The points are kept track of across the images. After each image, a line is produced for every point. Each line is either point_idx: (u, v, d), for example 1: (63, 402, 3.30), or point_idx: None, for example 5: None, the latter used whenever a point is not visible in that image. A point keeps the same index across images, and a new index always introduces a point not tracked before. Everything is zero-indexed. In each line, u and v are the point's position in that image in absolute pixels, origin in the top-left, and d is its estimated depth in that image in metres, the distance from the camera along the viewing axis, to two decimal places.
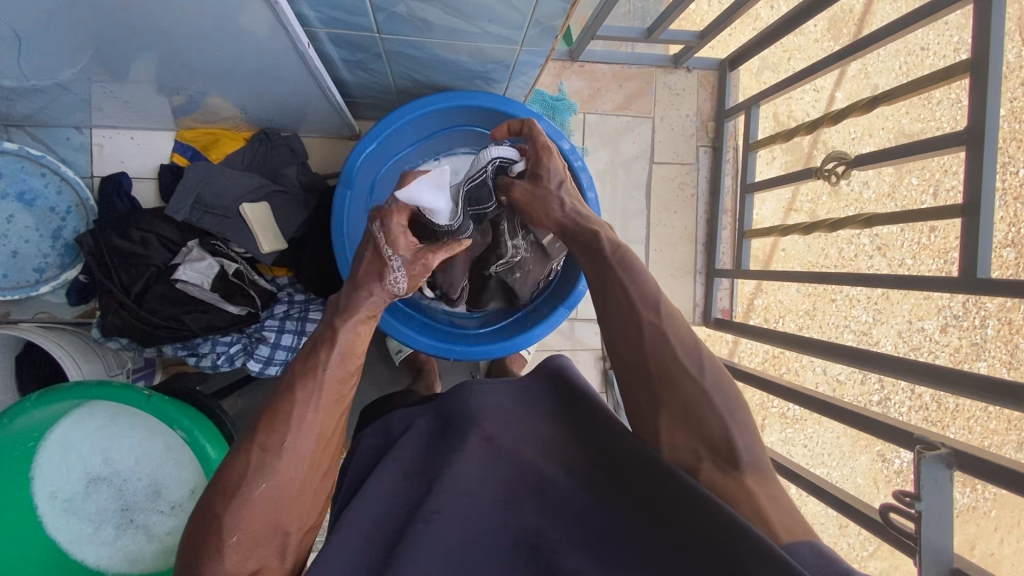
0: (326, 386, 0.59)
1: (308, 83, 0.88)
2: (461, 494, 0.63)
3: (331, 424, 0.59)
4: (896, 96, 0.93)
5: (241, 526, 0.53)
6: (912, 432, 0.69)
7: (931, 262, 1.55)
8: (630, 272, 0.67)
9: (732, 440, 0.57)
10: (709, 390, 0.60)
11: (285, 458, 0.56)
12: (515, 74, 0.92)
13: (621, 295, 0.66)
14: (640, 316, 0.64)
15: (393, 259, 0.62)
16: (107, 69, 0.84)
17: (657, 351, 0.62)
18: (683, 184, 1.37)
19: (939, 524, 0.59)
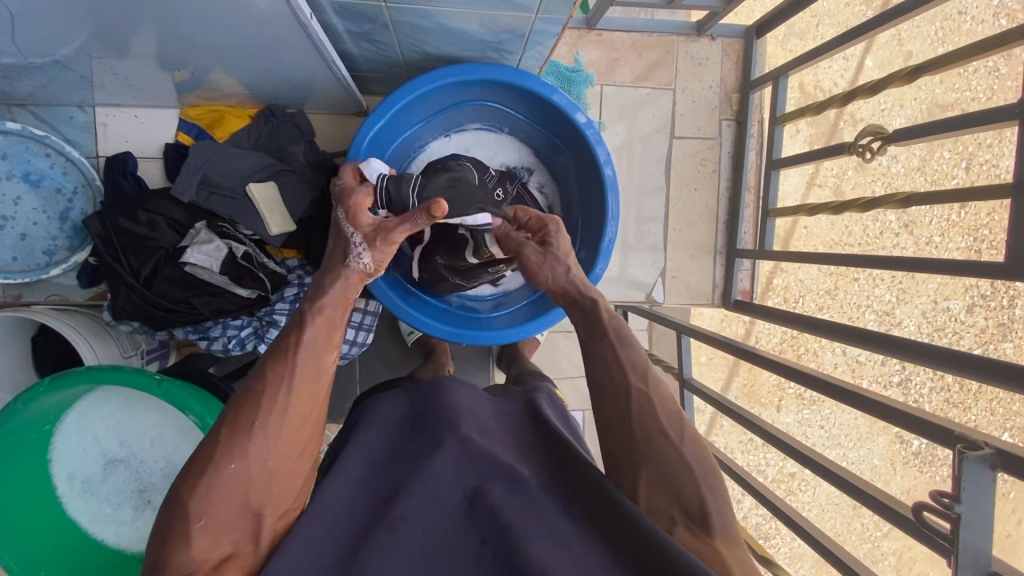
0: (298, 372, 0.60)
1: (312, 57, 0.84)
2: (431, 499, 0.59)
3: (304, 409, 0.60)
4: (940, 66, 0.85)
5: (209, 510, 0.53)
6: (943, 424, 0.64)
7: (960, 240, 1.49)
8: (625, 342, 0.67)
9: (707, 509, 0.57)
10: (690, 461, 0.60)
11: (255, 439, 0.56)
12: (529, 44, 0.87)
13: (611, 358, 0.66)
14: (628, 382, 0.64)
15: (353, 236, 0.71)
16: (106, 45, 0.81)
17: (642, 416, 0.62)
18: (705, 160, 1.31)
19: (978, 525, 0.56)
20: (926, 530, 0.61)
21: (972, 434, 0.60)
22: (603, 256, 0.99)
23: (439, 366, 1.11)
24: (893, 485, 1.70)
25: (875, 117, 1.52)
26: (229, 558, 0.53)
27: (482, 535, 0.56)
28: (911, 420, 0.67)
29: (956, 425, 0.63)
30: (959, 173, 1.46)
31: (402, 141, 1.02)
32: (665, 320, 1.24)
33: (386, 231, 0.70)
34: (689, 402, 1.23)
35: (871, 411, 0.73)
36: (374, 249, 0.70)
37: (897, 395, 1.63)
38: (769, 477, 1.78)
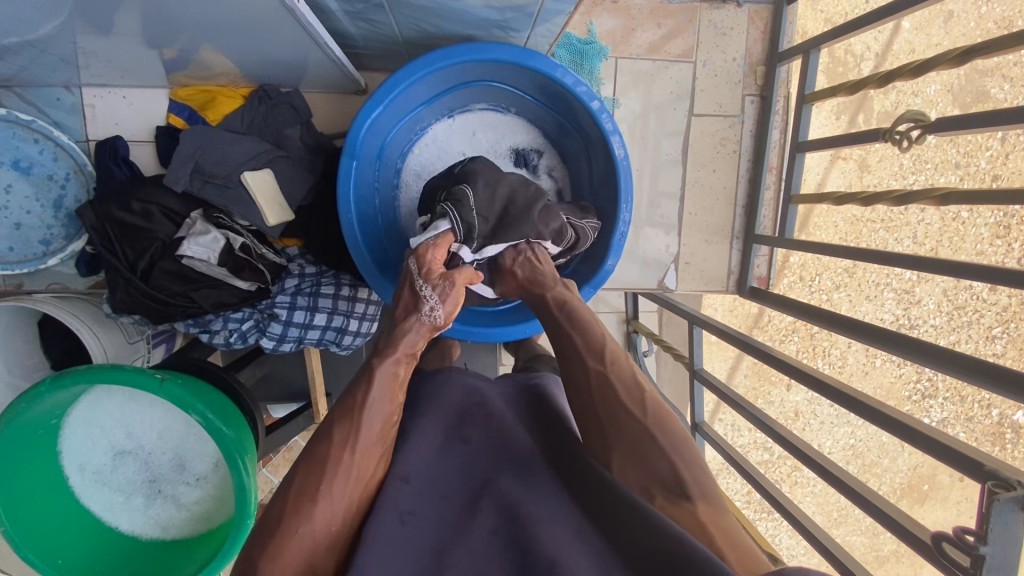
0: (362, 436, 0.60)
1: (303, 37, 0.79)
2: (437, 497, 0.61)
3: (368, 468, 0.60)
4: (996, 50, 0.76)
5: (275, 566, 0.52)
6: (977, 457, 0.62)
7: (988, 215, 1.40)
8: (578, 325, 0.73)
9: (681, 475, 0.57)
10: (655, 431, 0.61)
11: (320, 505, 0.55)
12: (539, 22, 0.81)
13: (572, 346, 0.70)
14: (586, 365, 0.68)
15: (426, 291, 0.67)
16: (87, 25, 0.76)
17: (603, 398, 0.65)
18: (725, 139, 1.24)
19: (998, 563, 0.58)
20: (944, 560, 0.62)
21: (1005, 470, 0.58)
22: (614, 251, 0.94)
23: (445, 352, 1.12)
24: (900, 464, 1.69)
25: (909, 85, 1.42)
26: None
27: (490, 527, 0.55)
28: (941, 450, 0.65)
29: (987, 457, 0.61)
30: (994, 144, 1.37)
31: (405, 124, 0.97)
32: (679, 308, 1.24)
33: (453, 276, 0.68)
34: (698, 394, 1.22)
35: (890, 429, 0.73)
36: (446, 306, 0.67)
37: (911, 373, 1.59)
38: (776, 453, 1.79)
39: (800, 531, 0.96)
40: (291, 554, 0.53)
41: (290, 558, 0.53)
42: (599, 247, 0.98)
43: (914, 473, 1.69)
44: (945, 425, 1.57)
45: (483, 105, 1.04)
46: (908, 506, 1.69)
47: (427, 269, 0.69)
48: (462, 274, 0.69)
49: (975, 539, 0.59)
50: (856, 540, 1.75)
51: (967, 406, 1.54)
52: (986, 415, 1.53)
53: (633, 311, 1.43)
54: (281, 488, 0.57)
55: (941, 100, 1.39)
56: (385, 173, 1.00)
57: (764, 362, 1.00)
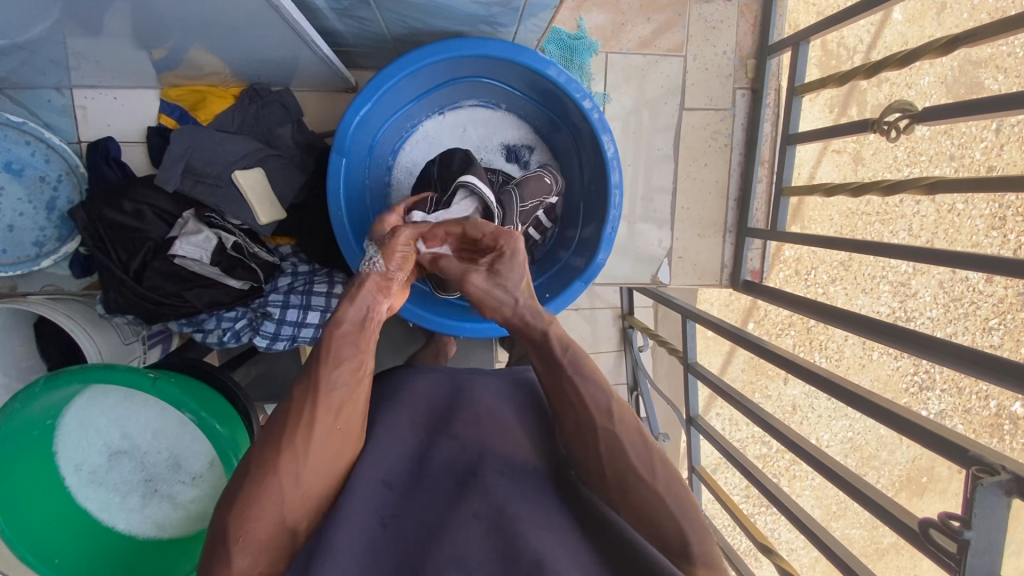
0: (322, 386, 0.57)
1: (291, 36, 0.79)
2: (421, 491, 0.61)
3: (333, 420, 0.57)
4: (983, 39, 0.76)
5: (245, 527, 0.52)
6: (965, 446, 0.62)
7: (984, 207, 1.40)
8: (586, 376, 0.60)
9: (687, 539, 0.55)
10: (665, 497, 0.56)
11: (284, 457, 0.54)
12: (525, 17, 0.81)
13: (574, 403, 0.59)
14: (593, 424, 0.58)
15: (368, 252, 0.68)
16: (77, 26, 0.76)
17: (612, 460, 0.57)
18: (716, 133, 1.24)
19: (984, 549, 0.58)
20: (933, 547, 0.63)
21: (990, 457, 0.59)
22: (606, 244, 0.94)
23: (441, 349, 1.11)
24: (898, 457, 1.69)
25: (902, 77, 1.42)
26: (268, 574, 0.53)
27: (476, 510, 0.56)
28: (929, 437, 0.66)
29: (973, 444, 0.62)
30: (989, 135, 1.35)
31: (395, 122, 0.98)
32: (672, 303, 1.24)
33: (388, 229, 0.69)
34: (693, 388, 1.22)
35: (882, 420, 0.73)
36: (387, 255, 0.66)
37: (908, 366, 1.58)
38: (774, 448, 1.79)
39: (796, 523, 0.96)
40: (260, 511, 0.52)
41: (255, 512, 0.52)
42: (591, 239, 0.98)
43: (912, 465, 1.69)
44: (942, 417, 1.57)
45: (473, 102, 1.04)
46: (907, 499, 1.70)
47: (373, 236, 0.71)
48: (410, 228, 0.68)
49: (961, 524, 0.59)
50: (855, 533, 1.76)
51: (964, 398, 1.54)
52: (984, 406, 1.53)
53: (628, 306, 1.44)
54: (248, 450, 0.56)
55: (933, 92, 1.38)
56: (376, 170, 1.00)
57: (757, 356, 1.00)
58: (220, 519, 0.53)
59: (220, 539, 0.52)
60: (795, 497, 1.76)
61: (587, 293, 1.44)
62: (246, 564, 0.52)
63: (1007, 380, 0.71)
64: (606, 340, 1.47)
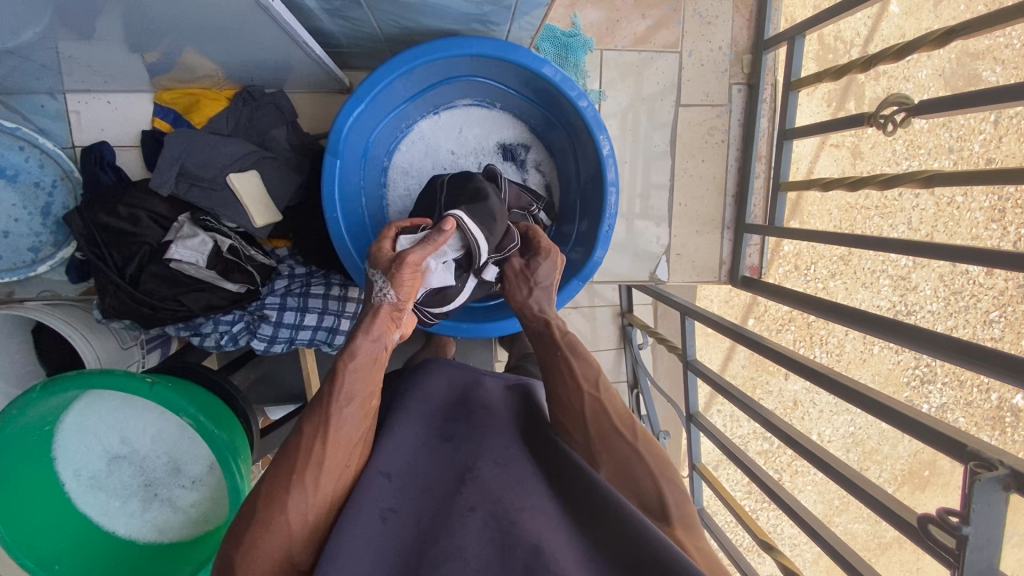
0: (332, 424, 0.59)
1: (282, 37, 0.79)
2: (417, 490, 0.60)
3: (341, 457, 0.59)
4: (981, 30, 0.76)
5: (253, 559, 0.52)
6: (964, 442, 0.62)
7: (983, 199, 1.36)
8: (576, 352, 0.72)
9: (665, 499, 0.57)
10: (644, 456, 0.61)
11: (292, 496, 0.55)
12: (517, 15, 0.80)
13: (566, 371, 0.70)
14: (582, 392, 0.67)
15: (377, 276, 0.66)
16: (68, 31, 0.76)
17: (597, 416, 0.65)
18: (713, 129, 1.23)
19: (983, 545, 0.58)
20: (932, 544, 0.63)
21: (988, 452, 0.59)
22: (602, 243, 0.94)
23: (438, 349, 1.11)
24: (900, 451, 1.68)
25: (900, 69, 1.41)
26: None
27: (470, 504, 0.56)
28: (926, 431, 0.66)
29: (971, 439, 0.62)
30: (987, 127, 1.31)
31: (390, 122, 0.97)
32: (671, 300, 1.24)
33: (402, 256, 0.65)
34: (692, 385, 1.22)
35: (881, 416, 0.73)
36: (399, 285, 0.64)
37: (910, 359, 1.57)
38: (775, 443, 1.80)
39: (797, 519, 0.95)
40: (263, 550, 0.53)
41: (262, 547, 0.53)
42: (588, 235, 0.98)
43: (914, 459, 1.67)
44: (944, 410, 1.52)
45: (467, 101, 1.03)
46: (909, 493, 1.67)
47: (379, 254, 0.68)
48: (416, 253, 0.65)
49: (959, 519, 0.59)
50: (858, 527, 1.73)
51: (966, 391, 1.49)
52: (986, 400, 1.49)
53: (627, 304, 1.44)
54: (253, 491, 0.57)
55: (931, 85, 1.36)
56: (372, 172, 1.00)
57: (756, 352, 1.00)
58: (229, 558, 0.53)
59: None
60: (796, 492, 1.77)
61: (586, 291, 1.44)
62: None
63: (1000, 370, 0.71)
64: (606, 338, 1.47)
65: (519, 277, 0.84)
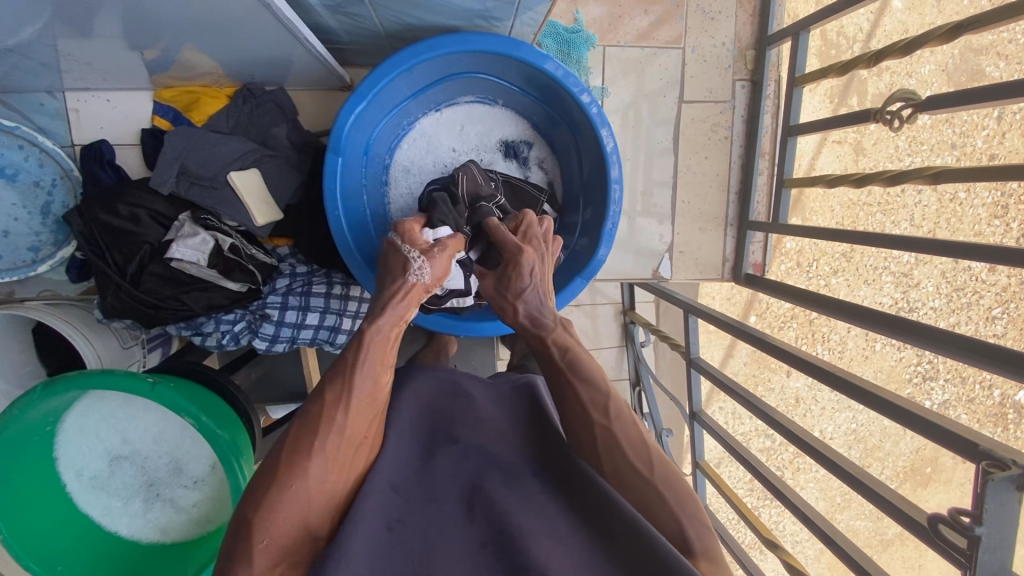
0: (355, 393, 0.59)
1: (283, 34, 0.78)
2: (425, 501, 0.59)
3: (361, 427, 0.59)
4: (989, 24, 0.75)
5: (271, 529, 0.51)
6: (976, 441, 0.61)
7: (987, 194, 1.35)
8: (581, 374, 0.64)
9: (688, 536, 0.54)
10: (662, 492, 0.57)
11: (314, 460, 0.55)
12: (521, 11, 0.80)
13: (573, 397, 0.63)
14: (590, 420, 0.61)
15: (416, 255, 0.66)
16: (69, 28, 0.75)
17: (609, 454, 0.60)
18: (716, 125, 1.23)
19: (995, 545, 0.57)
20: (943, 544, 0.62)
21: (1001, 451, 0.58)
22: (606, 240, 0.93)
23: (441, 347, 1.10)
24: (902, 448, 1.68)
25: (903, 66, 1.40)
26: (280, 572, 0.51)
27: (481, 539, 0.54)
28: (938, 430, 0.66)
29: (983, 439, 0.61)
30: (991, 123, 1.30)
31: (392, 118, 0.96)
32: (673, 298, 1.23)
33: (445, 245, 0.69)
34: (695, 383, 1.21)
35: (892, 415, 0.72)
36: (436, 268, 0.66)
37: (912, 356, 1.57)
38: (777, 440, 1.79)
39: (801, 518, 0.95)
40: (280, 513, 0.52)
41: (280, 509, 0.52)
42: (592, 223, 0.98)
43: (917, 456, 1.67)
44: (946, 407, 1.54)
45: (470, 98, 1.03)
46: (912, 490, 1.68)
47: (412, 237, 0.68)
48: (453, 242, 0.70)
49: (972, 520, 0.58)
50: (860, 524, 1.76)
51: (968, 387, 1.51)
52: (989, 396, 1.49)
53: (629, 302, 1.43)
54: (268, 460, 0.56)
55: (934, 80, 1.35)
56: (373, 170, 1.00)
57: (761, 350, 1.00)
58: (245, 518, 0.52)
59: (242, 542, 0.51)
60: (799, 489, 1.75)
61: (589, 289, 1.44)
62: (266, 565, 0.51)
63: (1001, 366, 0.71)
64: (608, 336, 1.47)
65: (500, 293, 0.72)
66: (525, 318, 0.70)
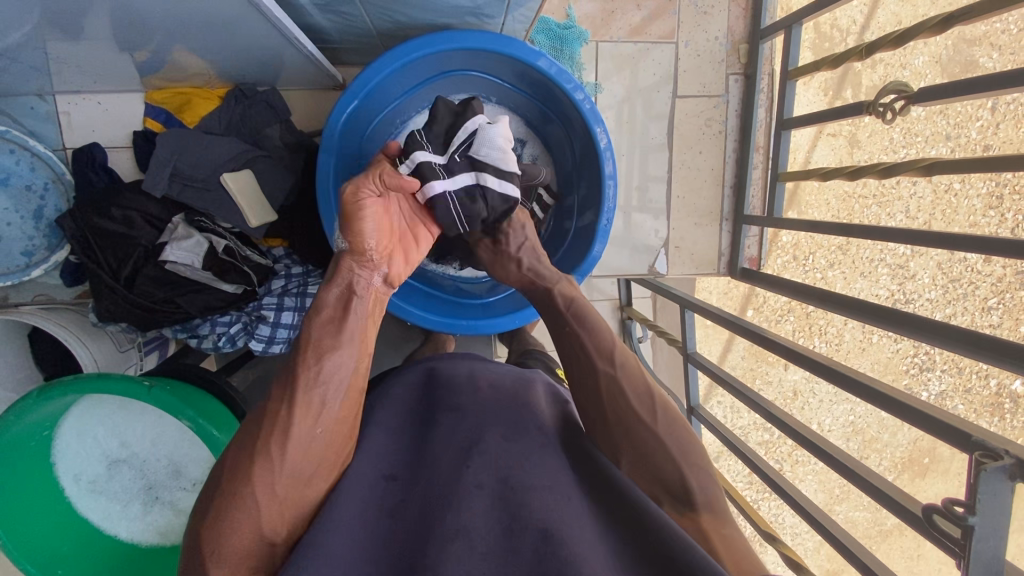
0: (299, 388, 0.54)
1: (272, 34, 0.77)
2: (424, 467, 0.56)
3: (312, 423, 0.54)
4: (978, 15, 0.75)
5: (220, 542, 0.49)
6: (969, 432, 0.62)
7: (981, 185, 1.35)
8: (586, 323, 0.67)
9: (688, 484, 0.55)
10: (665, 439, 0.58)
11: (257, 467, 0.51)
12: (511, 8, 0.79)
13: (579, 346, 0.65)
14: (597, 366, 0.63)
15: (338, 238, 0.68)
16: (57, 31, 0.74)
17: (614, 398, 0.61)
18: (710, 120, 1.23)
19: (989, 535, 0.58)
20: (937, 534, 0.63)
21: (994, 441, 0.59)
22: (601, 236, 0.93)
23: (439, 345, 1.10)
24: (899, 439, 1.69)
25: (896, 57, 1.39)
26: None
27: (479, 482, 0.52)
28: (933, 422, 0.66)
29: (975, 429, 0.62)
30: (985, 114, 1.33)
31: (385, 118, 0.96)
32: (670, 292, 1.22)
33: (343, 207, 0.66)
34: (693, 378, 1.22)
35: (887, 406, 0.73)
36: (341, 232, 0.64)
37: (908, 348, 1.58)
38: (776, 434, 1.79)
39: (799, 510, 0.95)
40: (243, 509, 0.50)
41: (242, 500, 0.50)
42: (588, 217, 0.98)
43: (914, 446, 1.67)
44: (944, 398, 1.53)
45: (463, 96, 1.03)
46: (909, 480, 1.69)
47: None
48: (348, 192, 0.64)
49: (965, 510, 0.59)
50: (859, 515, 1.75)
51: (965, 377, 1.50)
52: (985, 386, 1.49)
53: (626, 298, 1.43)
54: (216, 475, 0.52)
55: (929, 71, 1.35)
56: None
57: (758, 345, 1.00)
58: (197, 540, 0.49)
59: (196, 562, 0.48)
60: (797, 481, 1.76)
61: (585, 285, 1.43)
62: None
63: (992, 356, 0.71)
64: None
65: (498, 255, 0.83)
66: (526, 271, 0.80)
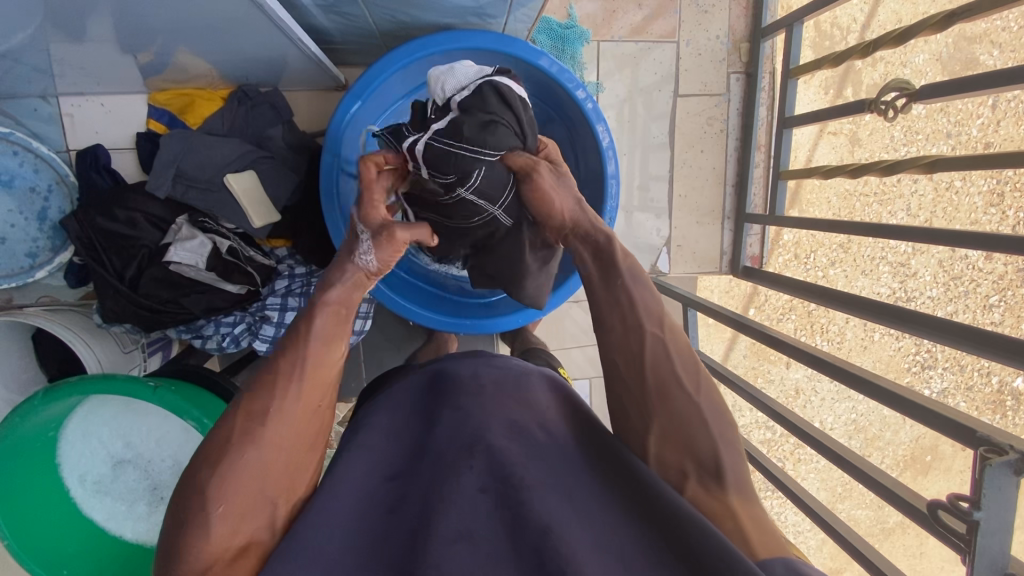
0: (310, 359, 0.56)
1: (275, 34, 0.78)
2: (428, 459, 0.56)
3: (317, 396, 0.56)
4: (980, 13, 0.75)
5: (223, 497, 0.50)
6: (974, 428, 0.62)
7: (982, 182, 1.37)
8: (637, 280, 0.63)
9: (722, 461, 0.54)
10: (704, 413, 0.56)
11: (269, 426, 0.53)
12: (513, 7, 0.79)
13: (626, 306, 0.61)
14: (644, 329, 0.60)
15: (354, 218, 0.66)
16: (62, 32, 0.75)
17: (656, 364, 0.58)
18: (711, 119, 1.23)
19: (994, 530, 0.58)
20: (942, 530, 0.63)
21: (999, 436, 0.59)
22: None
23: (441, 344, 1.10)
24: (901, 437, 1.69)
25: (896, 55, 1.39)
26: (249, 545, 0.50)
27: (479, 483, 0.51)
28: (937, 418, 0.66)
29: (980, 425, 0.62)
30: (986, 111, 1.33)
31: None
32: (671, 291, 1.22)
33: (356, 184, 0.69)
34: None
35: (891, 403, 0.73)
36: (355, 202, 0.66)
37: (910, 346, 1.58)
38: (778, 432, 1.79)
39: (802, 507, 0.95)
40: (246, 471, 0.51)
41: (247, 462, 0.52)
42: None
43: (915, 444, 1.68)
44: (946, 395, 1.56)
45: None
46: (911, 478, 1.69)
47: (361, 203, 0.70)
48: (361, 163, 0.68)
49: (970, 505, 0.59)
50: (861, 513, 1.76)
51: (967, 374, 1.53)
52: (986, 383, 1.52)
53: None
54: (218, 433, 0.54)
55: (929, 69, 1.35)
56: None
57: (761, 342, 1.00)
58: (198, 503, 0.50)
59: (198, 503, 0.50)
60: (799, 480, 1.76)
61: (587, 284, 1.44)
62: (225, 531, 0.50)
63: (995, 353, 0.72)
64: None
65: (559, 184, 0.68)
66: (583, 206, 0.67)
